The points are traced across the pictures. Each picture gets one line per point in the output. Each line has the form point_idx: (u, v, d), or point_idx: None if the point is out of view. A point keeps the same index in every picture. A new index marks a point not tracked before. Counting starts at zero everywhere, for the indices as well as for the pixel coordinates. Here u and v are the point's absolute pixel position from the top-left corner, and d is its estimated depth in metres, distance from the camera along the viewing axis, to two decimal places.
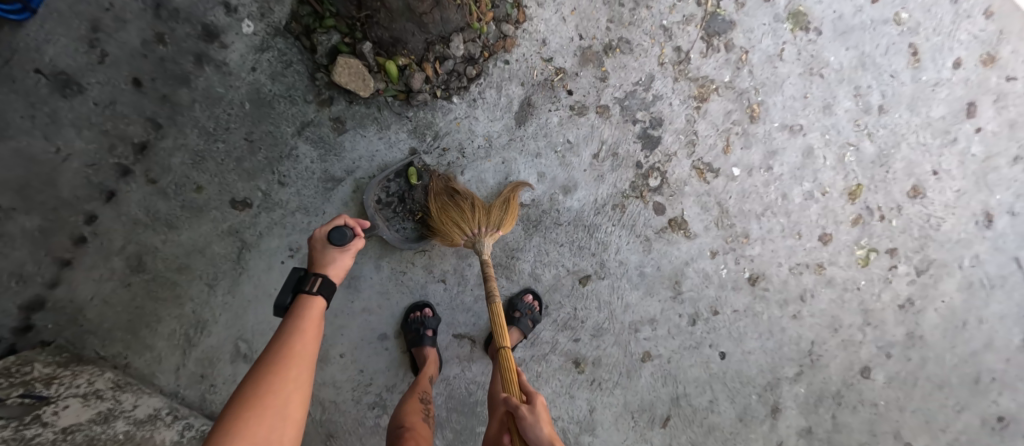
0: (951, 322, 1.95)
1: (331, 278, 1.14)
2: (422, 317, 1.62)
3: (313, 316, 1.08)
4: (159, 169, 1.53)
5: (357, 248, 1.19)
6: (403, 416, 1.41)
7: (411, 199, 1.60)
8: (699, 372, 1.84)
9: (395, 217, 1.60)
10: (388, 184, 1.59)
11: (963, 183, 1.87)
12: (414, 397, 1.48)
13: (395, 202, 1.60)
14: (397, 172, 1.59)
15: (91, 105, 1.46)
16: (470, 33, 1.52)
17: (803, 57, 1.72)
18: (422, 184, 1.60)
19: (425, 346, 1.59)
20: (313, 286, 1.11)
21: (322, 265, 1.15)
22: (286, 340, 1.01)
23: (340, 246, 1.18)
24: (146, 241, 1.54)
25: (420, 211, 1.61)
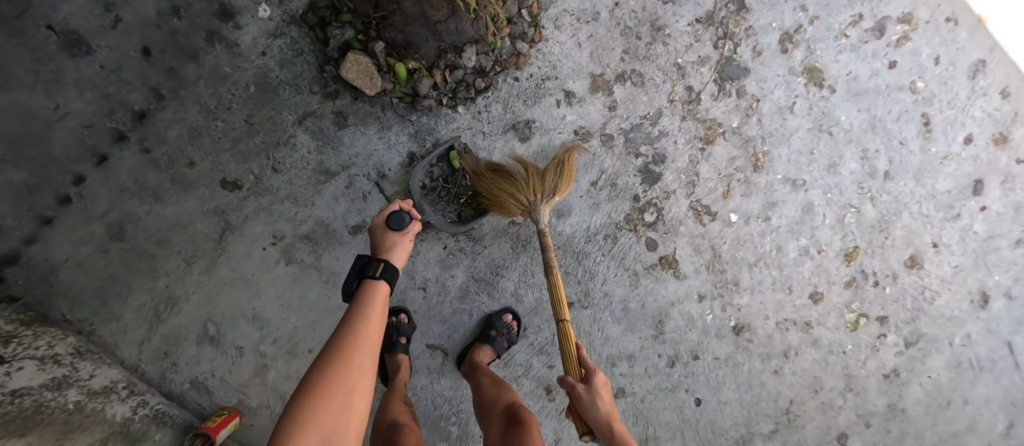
0: (935, 399, 1.90)
1: (394, 264, 1.13)
2: (397, 323, 1.59)
3: (378, 302, 1.07)
4: (154, 139, 1.51)
5: (415, 233, 1.19)
6: (389, 414, 1.34)
7: (456, 184, 1.59)
8: (672, 415, 1.81)
9: (440, 200, 1.59)
10: (431, 169, 1.58)
11: (961, 259, 1.84)
12: (396, 399, 1.42)
13: (439, 186, 1.59)
14: (439, 156, 1.57)
15: (97, 68, 1.47)
16: (484, 46, 1.53)
17: (813, 112, 1.71)
18: (464, 169, 1.58)
19: (397, 352, 1.56)
20: (376, 271, 1.09)
21: (388, 252, 1.14)
22: (353, 325, 1.01)
23: (403, 231, 1.18)
24: (130, 210, 1.52)
25: (464, 196, 1.59)
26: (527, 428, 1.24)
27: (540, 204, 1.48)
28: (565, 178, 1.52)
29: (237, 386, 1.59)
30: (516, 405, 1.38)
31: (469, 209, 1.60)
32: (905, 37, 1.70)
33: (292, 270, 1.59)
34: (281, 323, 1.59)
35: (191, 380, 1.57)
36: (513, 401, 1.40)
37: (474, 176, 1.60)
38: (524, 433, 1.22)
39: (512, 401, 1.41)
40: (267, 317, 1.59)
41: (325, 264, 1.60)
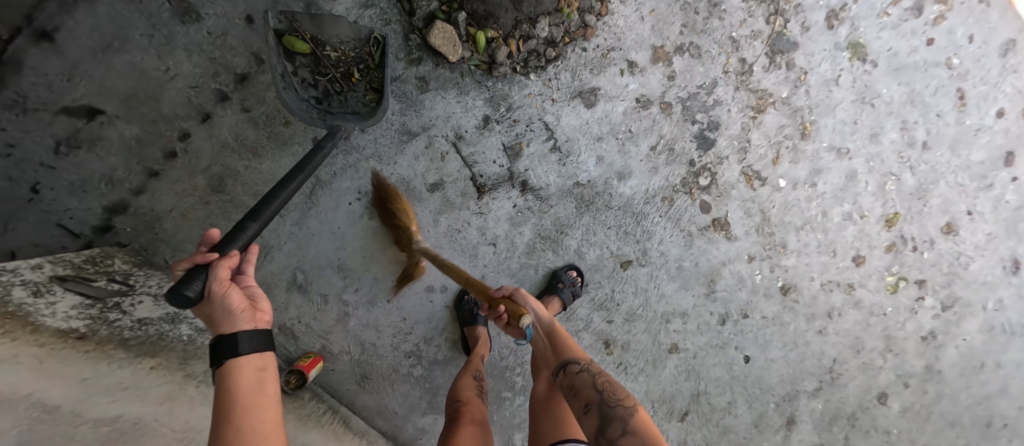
0: (970, 361, 2.00)
1: (243, 323, 0.98)
2: (476, 298, 1.72)
3: (243, 381, 0.96)
4: (254, 100, 1.64)
5: (227, 272, 0.97)
6: (458, 390, 1.50)
7: (331, 65, 1.55)
8: (722, 372, 1.91)
9: (333, 91, 1.55)
10: (297, 76, 1.50)
11: (994, 227, 1.95)
12: (467, 375, 1.56)
13: (324, 83, 1.55)
14: (285, 55, 1.49)
15: (205, 33, 1.61)
16: (557, 18, 1.67)
17: (857, 85, 1.84)
18: (316, 38, 1.53)
19: (476, 325, 1.69)
20: (222, 355, 0.95)
21: (220, 327, 0.97)
22: (230, 428, 0.89)
23: (210, 294, 0.96)
24: (230, 165, 1.64)
25: (352, 69, 1.58)
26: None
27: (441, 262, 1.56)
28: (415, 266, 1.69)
29: (321, 332, 1.70)
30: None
31: (365, 79, 1.60)
32: (942, 16, 1.83)
33: (374, 224, 1.70)
34: (363, 273, 1.71)
35: (279, 326, 1.67)
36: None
37: (326, 48, 1.54)
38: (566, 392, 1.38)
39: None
40: (350, 267, 1.70)
41: None
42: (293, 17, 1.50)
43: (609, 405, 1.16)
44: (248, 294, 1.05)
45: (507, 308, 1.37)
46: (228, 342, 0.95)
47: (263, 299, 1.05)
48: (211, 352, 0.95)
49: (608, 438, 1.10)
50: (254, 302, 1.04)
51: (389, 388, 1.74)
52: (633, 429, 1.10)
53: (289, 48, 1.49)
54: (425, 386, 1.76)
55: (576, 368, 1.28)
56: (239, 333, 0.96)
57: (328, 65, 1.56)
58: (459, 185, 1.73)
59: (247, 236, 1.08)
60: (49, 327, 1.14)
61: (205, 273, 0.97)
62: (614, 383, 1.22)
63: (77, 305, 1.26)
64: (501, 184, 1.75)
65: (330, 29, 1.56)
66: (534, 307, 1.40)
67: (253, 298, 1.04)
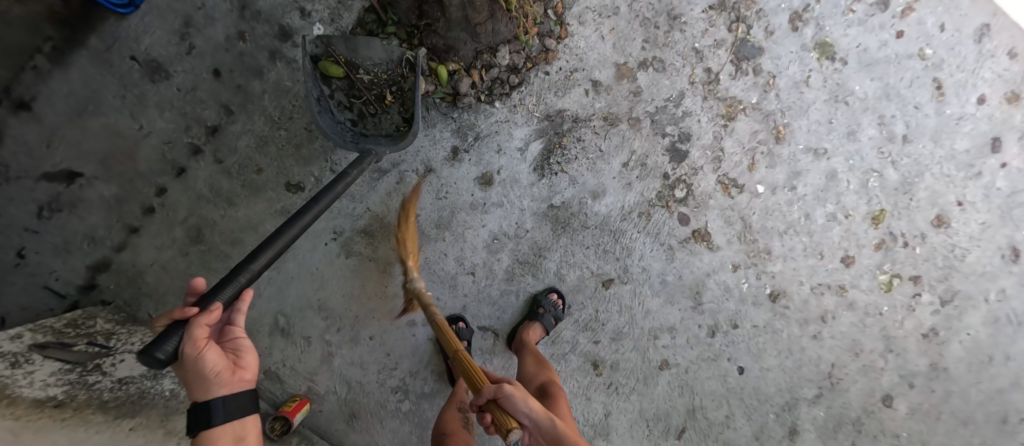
0: (977, 356, 1.93)
1: (220, 387, 1.00)
2: (458, 329, 1.72)
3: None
4: (226, 150, 1.68)
5: (204, 337, 0.95)
6: (444, 421, 1.49)
7: (366, 88, 1.58)
8: (716, 385, 1.87)
9: (367, 117, 1.59)
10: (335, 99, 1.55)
11: (988, 216, 1.89)
12: (452, 407, 1.54)
13: (358, 106, 1.58)
14: (325, 82, 1.54)
15: (175, 90, 1.65)
16: (516, 45, 1.69)
17: (828, 85, 1.82)
18: (351, 62, 1.55)
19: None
20: (199, 421, 0.99)
21: (197, 388, 0.99)
22: None
23: (185, 354, 0.95)
24: (207, 215, 1.68)
25: (386, 92, 1.59)
26: (555, 399, 1.44)
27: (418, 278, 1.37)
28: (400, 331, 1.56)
29: (306, 374, 1.71)
30: (550, 381, 1.54)
31: (398, 102, 1.60)
32: (909, 8, 1.80)
33: (352, 262, 1.72)
34: (344, 312, 1.72)
35: (264, 371, 1.68)
36: (547, 378, 1.55)
37: (365, 72, 1.57)
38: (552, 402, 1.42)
39: (546, 377, 1.56)
40: (331, 307, 1.71)
41: (381, 255, 1.73)
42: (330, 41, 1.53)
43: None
44: (232, 345, 1.05)
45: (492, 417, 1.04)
46: (203, 408, 0.99)
47: (247, 355, 1.06)
48: (189, 414, 0.99)
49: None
50: (237, 357, 1.05)
51: (379, 425, 1.74)
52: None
53: (325, 73, 1.53)
54: (414, 420, 1.76)
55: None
56: (214, 400, 0.99)
57: (362, 88, 1.58)
58: (432, 217, 1.74)
59: (235, 284, 1.06)
60: (26, 398, 1.17)
61: (182, 329, 0.95)
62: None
63: (55, 371, 1.29)
64: (475, 212, 1.75)
65: (365, 52, 1.57)
66: (506, 403, 1.08)
67: (237, 352, 1.05)
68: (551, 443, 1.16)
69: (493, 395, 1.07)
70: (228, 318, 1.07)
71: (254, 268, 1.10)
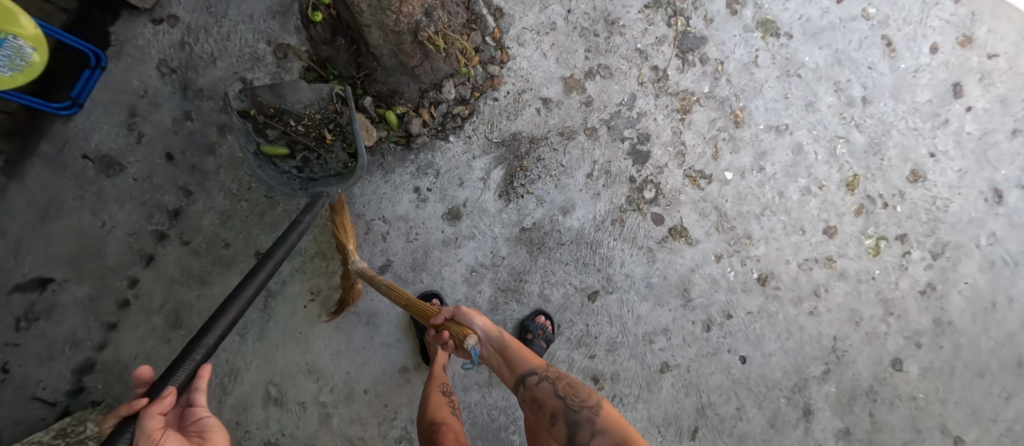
0: (979, 303, 1.90)
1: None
2: (431, 309, 1.68)
3: None
4: (191, 231, 1.68)
5: (157, 427, 0.90)
6: (429, 413, 1.48)
7: (305, 133, 1.56)
8: (721, 379, 1.84)
9: (312, 163, 1.59)
10: (277, 150, 1.53)
11: (963, 162, 1.87)
12: (435, 392, 1.55)
13: (302, 153, 1.58)
14: (259, 140, 1.51)
15: (131, 180, 1.65)
16: (459, 78, 1.68)
17: (777, 61, 1.80)
18: (281, 110, 1.53)
19: (434, 336, 1.65)
20: None
21: None
22: None
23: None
24: (183, 299, 1.68)
25: (324, 131, 1.58)
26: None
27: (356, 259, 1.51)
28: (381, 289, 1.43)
29: (307, 440, 1.69)
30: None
31: (339, 138, 1.59)
32: None
33: (334, 320, 1.71)
34: (335, 371, 1.70)
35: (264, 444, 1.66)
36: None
37: (296, 118, 1.55)
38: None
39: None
40: (321, 368, 1.70)
41: (362, 307, 1.72)
42: (254, 93, 1.49)
43: (576, 409, 1.19)
44: (197, 429, 0.99)
45: (451, 332, 1.29)
46: None
47: (214, 434, 0.99)
48: None
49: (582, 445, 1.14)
50: (203, 438, 0.98)
51: None
52: (603, 428, 1.15)
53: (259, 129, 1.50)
54: None
55: (535, 378, 1.26)
56: None
57: (300, 134, 1.57)
58: (407, 260, 1.73)
59: (189, 364, 1.05)
60: None
61: (134, 424, 0.92)
62: (575, 385, 1.26)
63: None
64: (448, 248, 1.74)
65: (292, 95, 1.54)
66: (480, 321, 1.33)
67: (202, 433, 0.98)
68: (508, 362, 1.31)
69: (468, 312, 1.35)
70: (189, 402, 1.03)
71: (208, 343, 1.09)
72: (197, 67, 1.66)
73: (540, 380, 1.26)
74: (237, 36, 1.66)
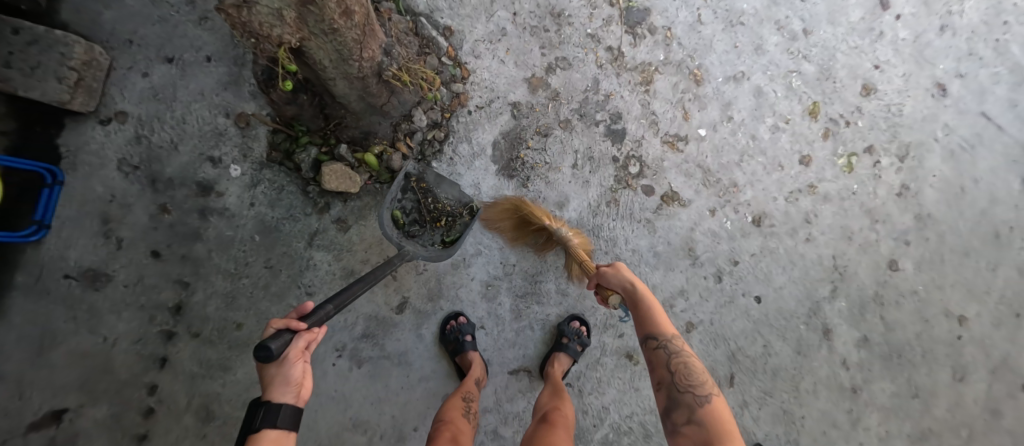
0: (950, 191, 2.03)
1: (285, 400, 0.99)
2: (458, 325, 1.70)
3: None
4: (198, 321, 1.62)
5: (299, 351, 0.99)
6: (444, 411, 1.51)
7: (429, 210, 1.63)
8: (744, 323, 1.92)
9: (416, 229, 1.62)
10: (402, 206, 1.62)
11: (905, 67, 2.00)
12: (456, 397, 1.57)
13: (412, 217, 1.62)
14: (403, 189, 1.62)
15: (122, 288, 1.58)
16: (427, 103, 1.69)
17: (720, 14, 1.88)
18: (430, 188, 1.63)
19: (467, 352, 1.67)
20: (258, 421, 0.96)
21: (273, 389, 0.98)
22: None
23: (285, 357, 0.98)
24: (208, 390, 1.64)
25: (442, 220, 1.64)
26: (551, 426, 1.40)
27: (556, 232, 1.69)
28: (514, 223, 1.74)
29: None
30: (556, 409, 1.50)
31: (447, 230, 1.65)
32: None
33: (366, 369, 1.69)
34: (380, 418, 1.69)
35: None
36: (555, 406, 1.52)
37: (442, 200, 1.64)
38: (545, 430, 1.39)
39: (554, 405, 1.52)
40: (366, 419, 1.68)
41: (391, 349, 1.71)
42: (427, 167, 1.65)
43: (681, 390, 1.20)
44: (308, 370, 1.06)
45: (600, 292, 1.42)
46: (266, 409, 0.96)
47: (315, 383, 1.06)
48: (252, 412, 0.96)
49: (672, 422, 1.19)
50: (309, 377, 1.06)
51: None
52: (699, 420, 1.15)
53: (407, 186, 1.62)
54: None
55: (656, 345, 1.26)
56: (280, 405, 0.98)
57: (428, 210, 1.64)
58: (422, 292, 1.73)
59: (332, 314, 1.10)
60: None
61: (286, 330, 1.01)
62: (689, 367, 1.23)
63: None
64: (459, 271, 1.75)
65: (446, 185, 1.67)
66: (620, 279, 1.38)
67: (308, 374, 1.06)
68: (639, 318, 1.31)
69: (615, 269, 1.41)
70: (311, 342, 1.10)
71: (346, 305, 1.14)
72: (160, 157, 1.61)
73: (657, 347, 1.26)
74: (193, 116, 1.61)
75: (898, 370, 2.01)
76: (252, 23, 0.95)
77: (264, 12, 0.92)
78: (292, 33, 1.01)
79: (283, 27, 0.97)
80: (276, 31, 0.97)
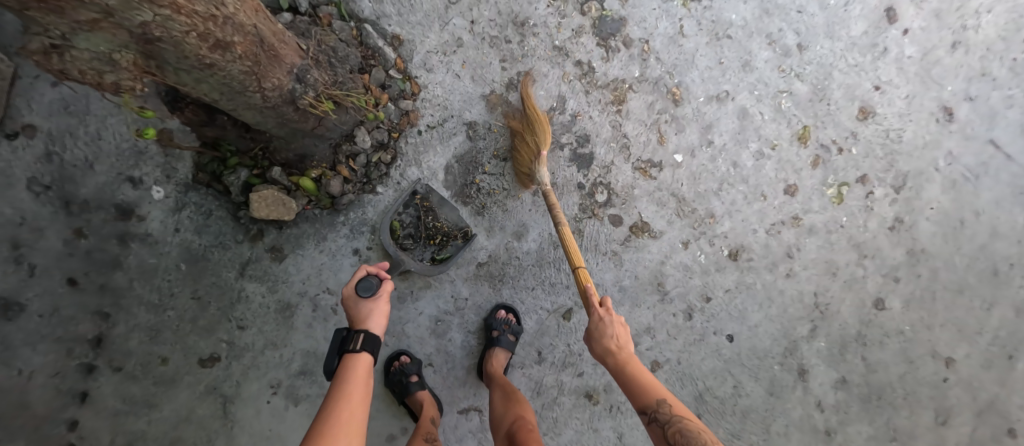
0: (948, 224, 1.85)
1: (374, 332, 1.15)
2: (401, 365, 1.57)
3: (358, 379, 1.08)
4: (121, 355, 1.48)
5: (388, 293, 1.20)
6: None
7: (428, 227, 1.60)
8: (714, 362, 1.79)
9: (412, 244, 1.60)
10: (402, 218, 1.60)
11: (909, 87, 1.81)
12: (419, 439, 1.40)
13: (410, 231, 1.60)
14: (406, 203, 1.60)
15: (36, 318, 1.37)
16: (371, 123, 1.54)
17: (704, 25, 1.73)
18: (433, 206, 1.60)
19: (415, 392, 1.53)
20: (357, 343, 1.12)
21: (367, 318, 1.17)
22: (334, 405, 1.01)
23: (378, 295, 1.20)
24: (132, 427, 1.48)
25: (438, 238, 1.60)
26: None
27: (539, 166, 1.52)
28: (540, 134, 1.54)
29: None
30: (521, 419, 1.37)
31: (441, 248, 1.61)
32: None
33: (304, 408, 1.61)
34: None
35: None
36: (517, 416, 1.38)
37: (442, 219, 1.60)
38: None
39: (518, 415, 1.39)
40: None
41: None
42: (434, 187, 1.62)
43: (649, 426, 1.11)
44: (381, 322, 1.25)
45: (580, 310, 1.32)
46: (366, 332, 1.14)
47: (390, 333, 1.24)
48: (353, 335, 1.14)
49: None
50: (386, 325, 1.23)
51: None
52: None
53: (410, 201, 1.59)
54: None
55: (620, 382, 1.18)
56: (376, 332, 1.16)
57: (428, 226, 1.61)
58: None
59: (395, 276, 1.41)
60: None
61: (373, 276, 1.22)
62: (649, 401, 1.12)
63: None
64: (405, 304, 1.63)
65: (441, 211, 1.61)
66: (602, 344, 1.22)
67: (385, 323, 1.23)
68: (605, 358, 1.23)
69: (597, 330, 1.23)
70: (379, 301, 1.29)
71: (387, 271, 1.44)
72: (74, 178, 1.41)
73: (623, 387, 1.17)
74: (108, 133, 1.42)
75: (876, 413, 1.84)
76: (71, 62, 0.87)
77: (84, 55, 0.86)
78: (135, 75, 0.95)
79: (117, 71, 0.91)
80: (107, 75, 0.92)
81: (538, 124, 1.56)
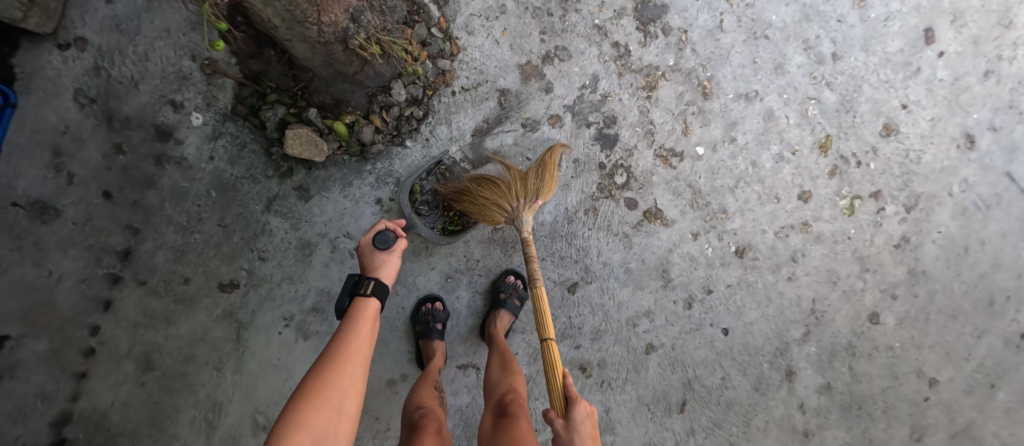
0: (952, 249, 1.89)
1: (383, 281, 1.21)
2: (432, 310, 1.64)
3: (366, 318, 1.13)
4: (146, 270, 1.54)
5: (402, 247, 1.26)
6: (419, 398, 1.42)
7: (445, 197, 1.66)
8: (706, 352, 1.84)
9: (427, 209, 1.66)
10: (423, 183, 1.65)
11: (935, 110, 1.84)
12: (428, 385, 1.49)
13: (427, 198, 1.65)
14: (430, 169, 1.65)
15: (70, 225, 1.44)
16: (408, 77, 1.59)
17: (743, 23, 1.77)
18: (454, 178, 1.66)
19: (432, 339, 1.61)
20: (367, 289, 1.17)
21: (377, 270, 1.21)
22: (341, 339, 1.07)
23: (388, 249, 1.24)
24: (150, 340, 1.54)
25: (452, 210, 1.67)
26: (514, 421, 1.26)
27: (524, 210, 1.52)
28: (543, 179, 1.55)
29: None
30: (513, 392, 1.39)
31: (452, 219, 1.68)
32: None
33: (312, 343, 1.68)
34: None
35: None
36: (510, 387, 1.41)
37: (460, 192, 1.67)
38: (509, 424, 1.24)
39: (510, 386, 1.42)
40: None
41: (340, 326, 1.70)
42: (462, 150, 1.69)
43: None
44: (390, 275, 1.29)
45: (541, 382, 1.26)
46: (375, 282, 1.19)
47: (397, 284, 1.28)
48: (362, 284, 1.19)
49: None
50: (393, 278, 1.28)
51: None
52: None
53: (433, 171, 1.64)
54: None
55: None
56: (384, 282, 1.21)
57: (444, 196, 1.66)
58: None
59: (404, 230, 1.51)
60: None
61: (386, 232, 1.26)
62: None
63: None
64: (420, 259, 1.69)
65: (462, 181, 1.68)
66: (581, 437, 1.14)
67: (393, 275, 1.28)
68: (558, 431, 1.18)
69: (576, 418, 1.16)
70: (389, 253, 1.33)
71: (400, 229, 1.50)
72: (118, 94, 1.48)
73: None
74: (155, 55, 1.50)
75: (855, 422, 1.89)
76: None
77: None
78: None
79: None
80: None
81: (547, 171, 1.57)
